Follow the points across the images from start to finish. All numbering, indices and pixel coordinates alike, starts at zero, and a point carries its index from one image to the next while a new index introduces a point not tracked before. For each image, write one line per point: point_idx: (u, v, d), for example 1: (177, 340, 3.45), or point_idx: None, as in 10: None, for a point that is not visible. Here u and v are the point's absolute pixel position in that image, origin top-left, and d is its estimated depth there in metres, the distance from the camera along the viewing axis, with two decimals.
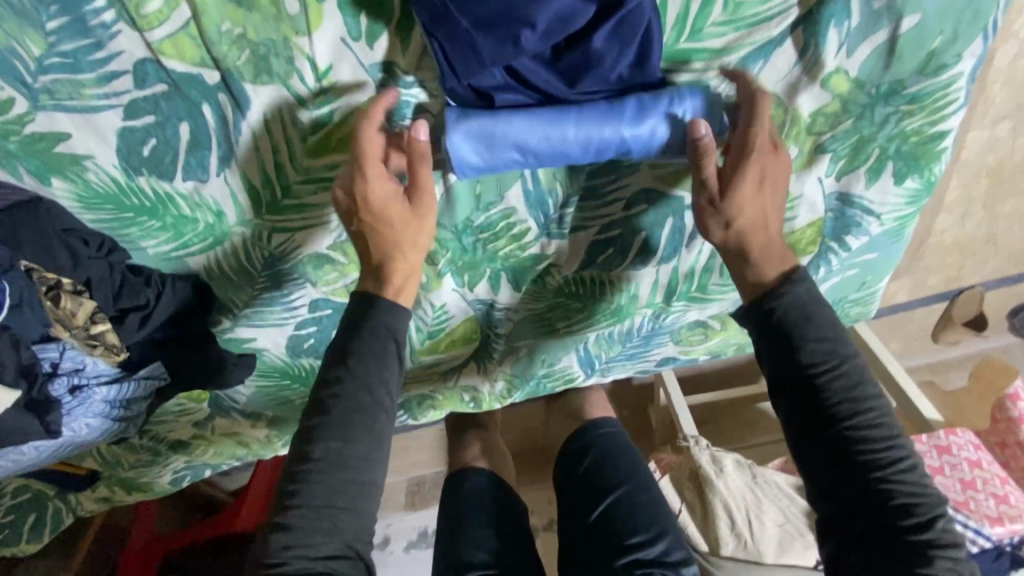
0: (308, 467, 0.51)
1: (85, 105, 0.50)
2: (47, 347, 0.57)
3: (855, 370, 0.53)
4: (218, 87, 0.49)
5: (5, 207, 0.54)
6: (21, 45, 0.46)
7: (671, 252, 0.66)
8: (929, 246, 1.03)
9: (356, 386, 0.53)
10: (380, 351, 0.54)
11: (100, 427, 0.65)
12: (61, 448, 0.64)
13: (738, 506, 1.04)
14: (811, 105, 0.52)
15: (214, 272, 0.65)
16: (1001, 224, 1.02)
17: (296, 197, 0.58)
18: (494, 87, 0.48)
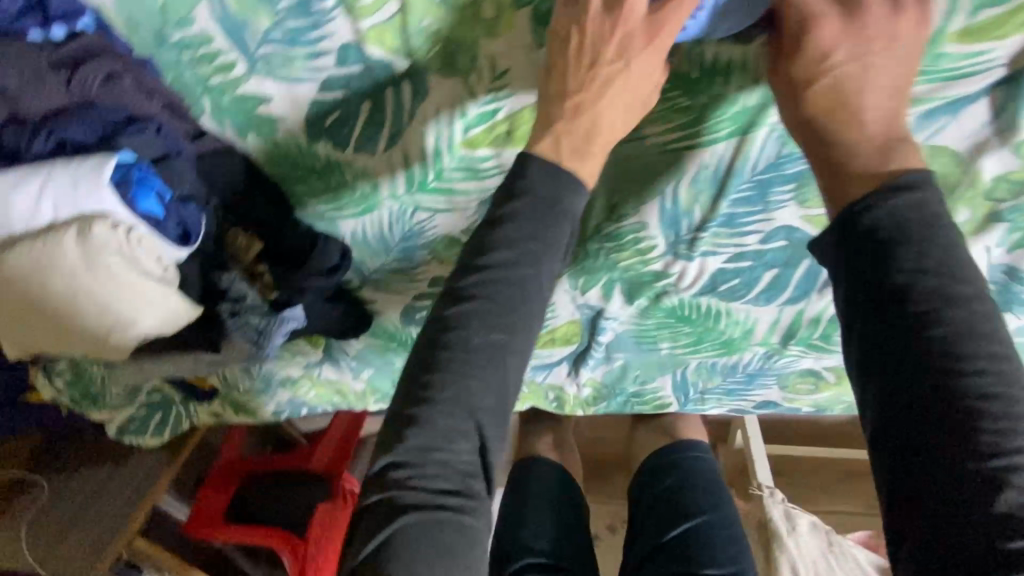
0: (448, 355, 0.46)
1: (292, 76, 0.58)
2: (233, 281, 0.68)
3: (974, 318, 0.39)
4: (404, 74, 0.54)
5: (208, 153, 0.63)
6: (254, 19, 0.54)
7: (800, 294, 0.64)
8: None
9: (519, 271, 0.47)
10: (555, 238, 0.48)
11: (245, 354, 0.72)
12: (213, 363, 0.73)
13: (808, 570, 0.98)
14: (995, 169, 0.49)
15: (357, 237, 0.72)
16: None
17: (445, 181, 0.63)
18: None
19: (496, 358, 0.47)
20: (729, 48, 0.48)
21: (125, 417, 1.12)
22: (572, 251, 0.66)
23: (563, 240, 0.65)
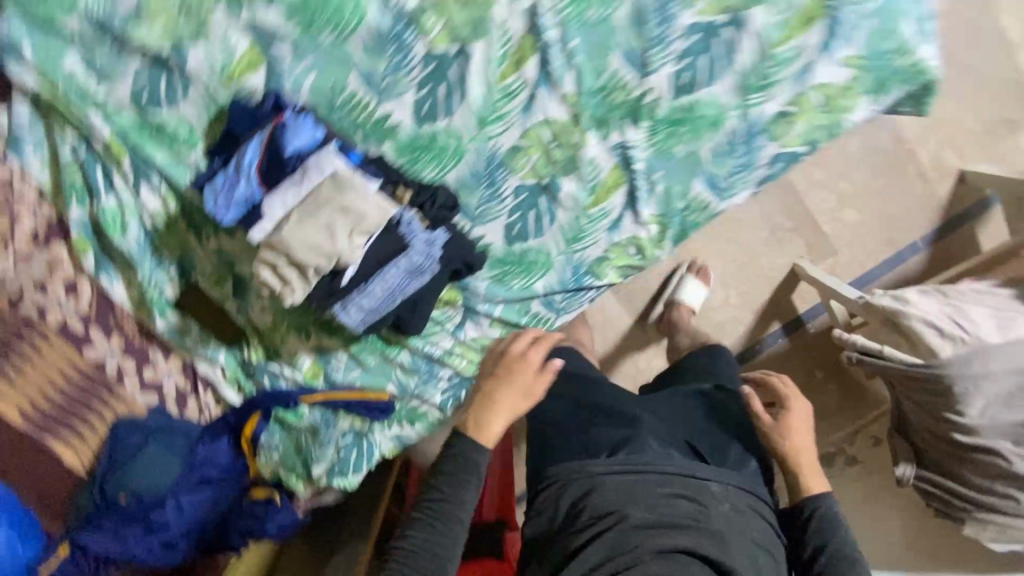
0: (423, 514, 0.87)
1: (399, 90, 1.04)
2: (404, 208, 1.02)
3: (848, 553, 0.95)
4: (456, 55, 1.01)
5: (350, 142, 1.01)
6: (375, 67, 1.02)
7: (727, 61, 0.99)
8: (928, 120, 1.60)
9: (449, 498, 0.87)
10: (466, 475, 0.88)
11: (400, 280, 1.01)
12: (386, 299, 1.02)
13: (938, 318, 1.14)
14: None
15: (459, 181, 1.10)
16: (993, 107, 1.58)
17: (497, 110, 1.06)
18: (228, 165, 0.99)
19: (460, 480, 0.87)
20: None
21: (331, 462, 1.30)
22: (585, 109, 1.05)
23: (576, 105, 1.04)
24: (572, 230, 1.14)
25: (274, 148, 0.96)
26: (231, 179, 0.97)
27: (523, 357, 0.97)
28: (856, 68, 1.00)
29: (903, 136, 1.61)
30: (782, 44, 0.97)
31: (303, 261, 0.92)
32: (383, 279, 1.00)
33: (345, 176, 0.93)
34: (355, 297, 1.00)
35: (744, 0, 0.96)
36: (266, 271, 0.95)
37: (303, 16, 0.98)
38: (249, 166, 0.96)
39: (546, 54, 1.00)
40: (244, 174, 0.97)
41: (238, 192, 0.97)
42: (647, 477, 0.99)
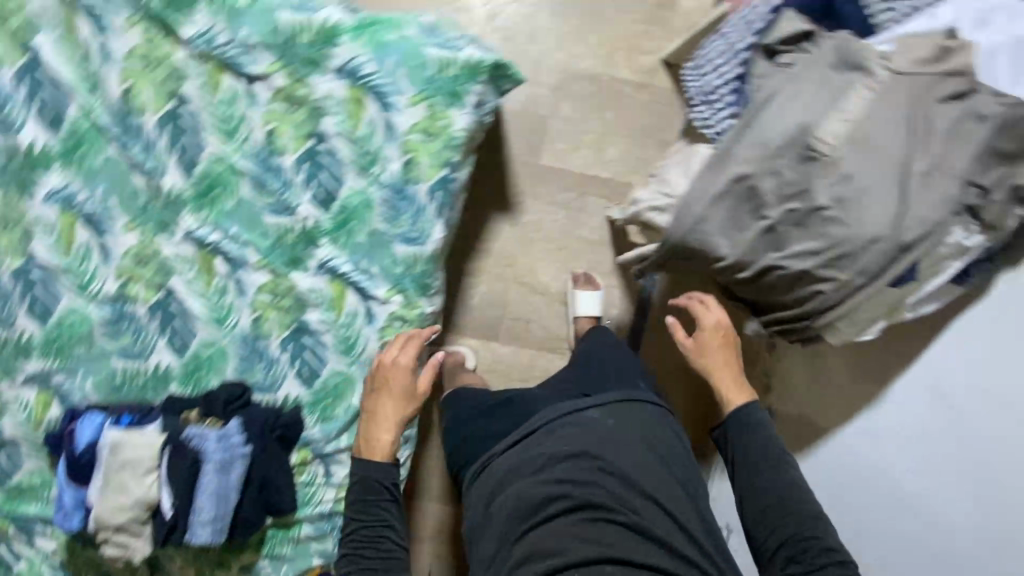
0: (366, 529, 1.05)
1: (151, 344, 1.26)
2: (193, 426, 1.18)
3: (765, 440, 1.04)
4: (166, 296, 1.24)
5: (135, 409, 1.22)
6: (124, 343, 1.25)
7: (336, 163, 1.20)
8: (603, 46, 1.73)
9: (378, 503, 1.07)
10: (374, 511, 1.06)
11: (217, 480, 1.16)
12: (218, 501, 1.17)
13: (652, 199, 1.20)
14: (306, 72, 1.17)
15: (240, 370, 1.29)
16: (643, 2, 1.72)
17: (222, 308, 1.26)
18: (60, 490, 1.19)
19: (368, 502, 1.07)
20: (198, 166, 1.19)
21: None
22: (276, 263, 1.24)
23: (268, 266, 1.24)
24: (343, 344, 1.29)
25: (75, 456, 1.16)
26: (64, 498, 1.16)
27: (394, 362, 1.18)
28: (423, 100, 1.18)
29: (596, 71, 1.75)
30: (357, 127, 1.18)
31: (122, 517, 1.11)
32: (204, 488, 1.16)
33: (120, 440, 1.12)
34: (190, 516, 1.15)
35: (310, 123, 1.18)
36: (113, 545, 1.14)
37: (56, 348, 1.24)
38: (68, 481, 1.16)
39: (220, 251, 1.23)
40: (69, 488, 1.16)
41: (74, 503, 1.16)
42: (570, 425, 1.08)
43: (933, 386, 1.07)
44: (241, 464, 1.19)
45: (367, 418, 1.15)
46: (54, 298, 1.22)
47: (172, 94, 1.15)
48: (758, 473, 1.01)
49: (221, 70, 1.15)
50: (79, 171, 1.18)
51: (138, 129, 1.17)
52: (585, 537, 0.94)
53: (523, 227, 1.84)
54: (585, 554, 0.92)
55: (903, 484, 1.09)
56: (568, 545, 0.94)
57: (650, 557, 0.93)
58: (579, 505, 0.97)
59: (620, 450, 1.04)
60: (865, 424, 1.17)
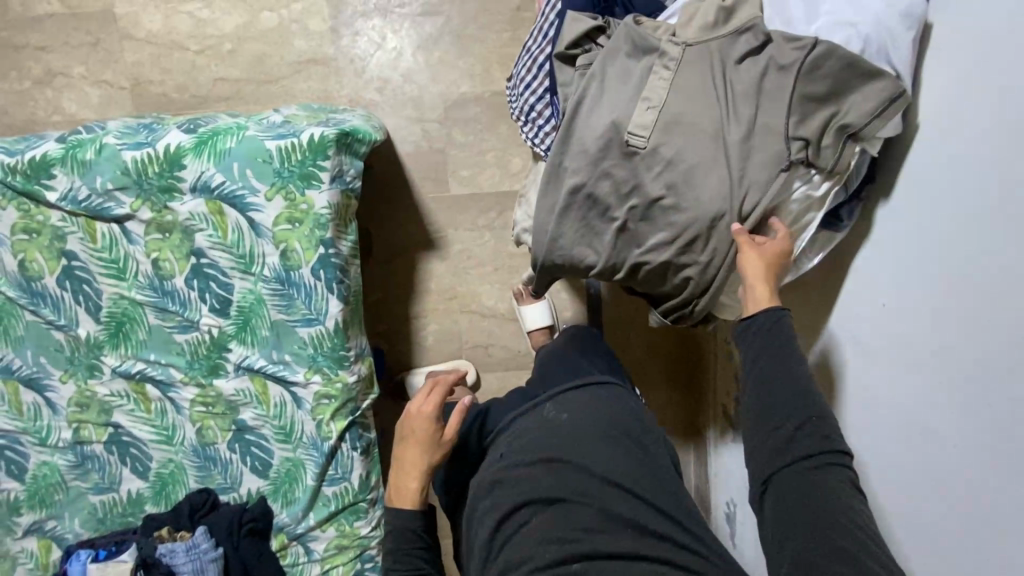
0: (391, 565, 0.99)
1: (117, 475, 1.37)
2: (162, 543, 1.29)
3: (769, 336, 0.89)
4: (116, 430, 1.34)
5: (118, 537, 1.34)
6: (94, 479, 1.37)
7: (222, 271, 1.26)
8: (477, 66, 1.73)
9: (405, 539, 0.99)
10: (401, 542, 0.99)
11: None
12: None
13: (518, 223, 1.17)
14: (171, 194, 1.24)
15: (200, 478, 1.37)
16: (503, 11, 1.70)
17: (166, 427, 1.35)
18: None
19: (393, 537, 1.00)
20: (105, 309, 1.28)
21: None
22: (199, 376, 1.32)
23: (193, 380, 1.32)
24: (282, 433, 1.35)
25: None
26: None
27: (413, 411, 1.02)
28: (280, 191, 1.23)
29: (478, 91, 1.74)
30: (229, 234, 1.24)
31: None
32: None
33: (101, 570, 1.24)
34: None
35: (188, 242, 1.25)
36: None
37: (39, 499, 1.37)
38: None
39: (147, 378, 1.31)
40: None
41: None
42: (541, 430, 1.13)
43: (859, 340, 0.99)
44: (215, 563, 1.30)
45: (405, 456, 1.00)
46: (23, 456, 1.35)
47: (61, 252, 1.25)
48: (766, 366, 0.87)
49: (96, 219, 1.24)
50: (8, 342, 1.30)
51: (43, 291, 1.27)
52: (571, 531, 0.97)
53: (455, 257, 1.84)
54: (569, 548, 0.95)
55: (878, 449, 0.96)
56: (554, 543, 0.96)
57: (640, 540, 0.94)
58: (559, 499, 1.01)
59: (593, 442, 1.08)
60: (832, 393, 1.08)
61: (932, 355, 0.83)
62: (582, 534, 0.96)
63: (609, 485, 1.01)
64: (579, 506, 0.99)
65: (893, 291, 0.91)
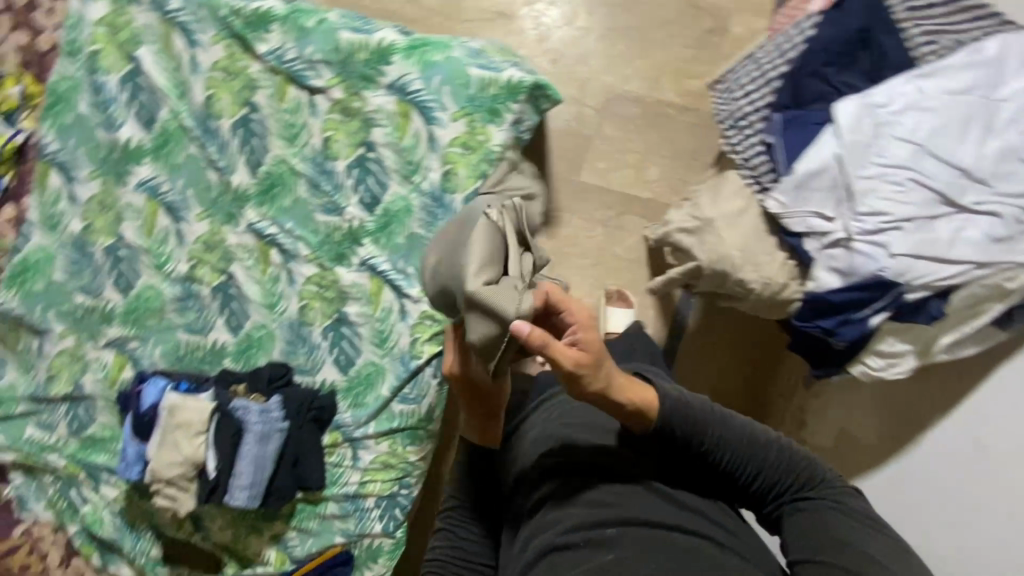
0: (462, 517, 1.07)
1: (211, 322, 1.41)
2: (239, 399, 1.30)
3: (717, 411, 0.98)
4: (228, 280, 1.39)
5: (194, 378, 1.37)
6: (189, 318, 1.41)
7: (385, 169, 1.31)
8: (652, 71, 1.77)
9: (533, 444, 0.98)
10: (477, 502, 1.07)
11: (257, 450, 1.27)
12: (256, 470, 1.28)
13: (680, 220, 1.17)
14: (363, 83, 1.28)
15: (285, 352, 1.41)
16: (694, 29, 1.75)
17: (275, 294, 1.39)
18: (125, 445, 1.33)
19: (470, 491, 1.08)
20: (265, 167, 1.33)
21: None
22: (324, 258, 1.36)
23: (318, 260, 1.36)
24: (377, 337, 1.38)
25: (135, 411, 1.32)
26: (128, 451, 1.32)
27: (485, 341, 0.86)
28: (465, 117, 1.27)
29: (643, 94, 1.77)
30: (405, 138, 1.29)
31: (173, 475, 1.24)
32: (245, 455, 1.27)
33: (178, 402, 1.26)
34: (233, 480, 1.27)
35: (364, 132, 1.30)
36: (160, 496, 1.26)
37: (134, 318, 1.42)
38: (131, 438, 1.32)
39: (277, 243, 1.36)
40: (134, 443, 1.32)
41: (136, 458, 1.31)
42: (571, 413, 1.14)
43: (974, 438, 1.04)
44: (278, 436, 1.30)
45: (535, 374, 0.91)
46: (136, 274, 1.40)
47: (246, 101, 1.31)
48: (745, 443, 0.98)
49: (290, 82, 1.29)
50: (165, 166, 1.35)
51: (216, 130, 1.33)
52: (600, 499, 0.97)
53: (560, 240, 1.85)
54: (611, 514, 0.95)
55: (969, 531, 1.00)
56: (587, 511, 0.97)
57: (677, 514, 0.95)
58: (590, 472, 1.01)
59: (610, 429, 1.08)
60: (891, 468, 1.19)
61: (993, 497, 0.98)
62: (618, 503, 0.96)
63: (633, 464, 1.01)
64: (612, 477, 1.00)
65: (982, 429, 1.03)
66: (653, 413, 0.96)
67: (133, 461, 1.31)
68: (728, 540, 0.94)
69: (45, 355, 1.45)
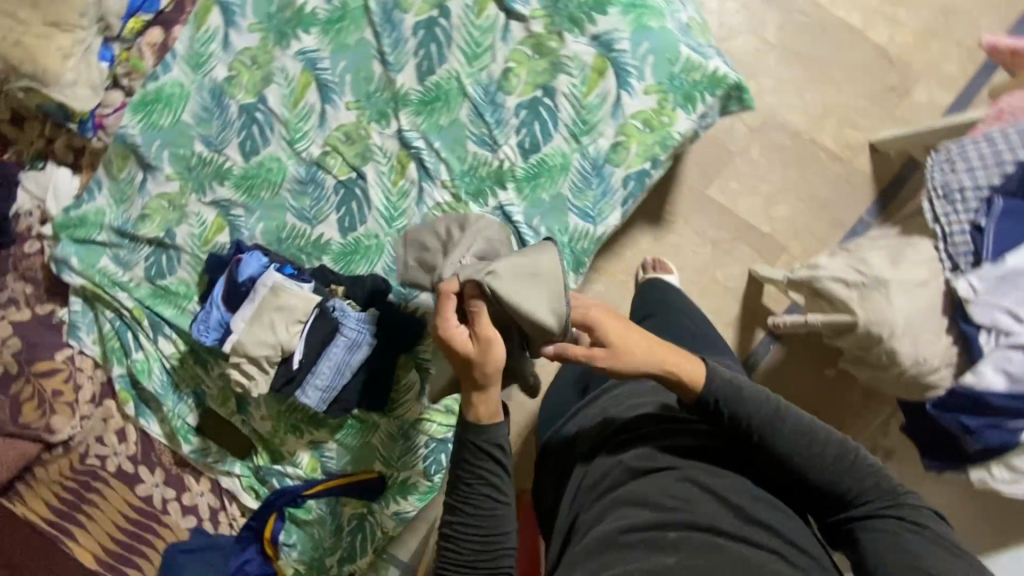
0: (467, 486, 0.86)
1: (324, 214, 1.35)
2: (336, 299, 1.27)
3: (758, 401, 0.80)
4: (356, 178, 1.32)
5: (294, 265, 1.32)
6: (302, 203, 1.35)
7: (558, 120, 1.25)
8: (816, 110, 1.71)
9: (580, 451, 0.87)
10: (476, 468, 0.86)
11: (342, 354, 1.25)
12: (336, 374, 1.26)
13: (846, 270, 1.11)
14: (567, 26, 1.20)
15: (389, 267, 1.34)
16: (873, 82, 1.69)
17: (399, 208, 1.33)
18: (207, 308, 1.29)
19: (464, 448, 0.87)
20: (435, 78, 1.26)
21: (343, 547, 1.47)
22: (461, 188, 1.30)
23: (454, 188, 1.30)
24: None
25: (231, 278, 1.28)
26: (211, 315, 1.29)
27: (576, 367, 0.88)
28: (659, 93, 1.21)
29: (799, 129, 1.72)
30: (590, 94, 1.22)
31: (256, 354, 1.21)
32: (331, 355, 1.25)
33: (282, 284, 1.23)
34: (312, 377, 1.24)
35: (549, 75, 1.23)
36: (237, 371, 1.24)
37: (247, 184, 1.35)
38: (218, 303, 1.28)
39: (419, 158, 1.29)
40: (220, 309, 1.28)
41: (219, 325, 1.28)
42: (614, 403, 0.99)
43: None
44: (364, 347, 1.27)
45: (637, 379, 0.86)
46: (263, 141, 1.33)
47: (439, 4, 1.23)
48: (815, 442, 0.78)
49: (492, 0, 1.22)
50: (332, 41, 1.28)
51: (398, 24, 1.25)
52: (653, 494, 0.80)
53: (664, 246, 1.77)
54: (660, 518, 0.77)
55: None
56: (633, 508, 0.80)
57: (744, 525, 0.76)
58: (643, 464, 0.84)
59: (656, 421, 0.91)
60: None
61: None
62: (673, 503, 0.79)
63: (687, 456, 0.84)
64: (663, 470, 0.83)
65: None
66: (697, 391, 0.82)
67: (215, 327, 1.28)
68: (809, 564, 0.75)
69: (144, 193, 1.39)
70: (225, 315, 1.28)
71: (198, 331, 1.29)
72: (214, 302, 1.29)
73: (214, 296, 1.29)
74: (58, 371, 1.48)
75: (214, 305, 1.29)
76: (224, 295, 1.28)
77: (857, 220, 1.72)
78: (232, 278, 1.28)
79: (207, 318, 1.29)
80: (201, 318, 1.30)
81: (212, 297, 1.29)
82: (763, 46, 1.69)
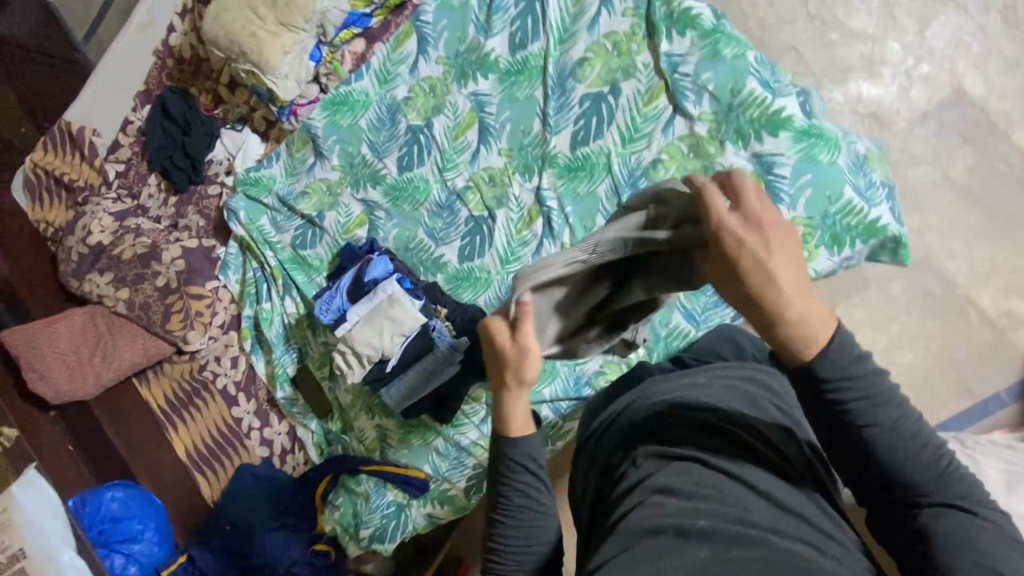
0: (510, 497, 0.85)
1: (449, 238, 1.46)
2: (437, 321, 1.40)
3: (863, 382, 0.65)
4: (486, 217, 1.42)
5: (413, 277, 1.46)
6: (434, 224, 1.47)
7: None
8: (981, 267, 1.54)
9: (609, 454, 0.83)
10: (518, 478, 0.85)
11: (426, 371, 1.38)
12: (416, 385, 1.39)
13: None
14: (729, 137, 1.21)
15: (491, 302, 1.41)
16: None
17: (516, 255, 1.38)
18: (330, 292, 1.46)
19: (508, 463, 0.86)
20: (587, 149, 1.31)
21: (376, 526, 1.60)
22: None
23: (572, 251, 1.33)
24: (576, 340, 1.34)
25: (358, 274, 1.45)
26: (331, 298, 1.46)
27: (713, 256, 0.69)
28: (805, 225, 1.15)
29: (956, 279, 1.55)
30: None
31: (360, 348, 1.39)
32: (416, 368, 1.39)
33: (395, 296, 1.38)
34: (396, 381, 1.40)
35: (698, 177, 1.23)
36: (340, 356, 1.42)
37: (395, 194, 1.50)
38: (340, 291, 1.45)
39: (548, 215, 1.35)
40: (340, 296, 1.45)
41: (335, 308, 1.45)
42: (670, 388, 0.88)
43: None
44: (447, 370, 1.38)
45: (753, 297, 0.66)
46: (419, 161, 1.47)
47: (612, 82, 1.29)
48: (904, 431, 0.65)
49: (665, 92, 1.25)
50: (505, 90, 1.38)
51: (569, 90, 1.32)
52: (683, 484, 0.71)
53: None
54: (691, 507, 0.68)
55: None
56: (660, 492, 0.71)
57: (781, 521, 0.66)
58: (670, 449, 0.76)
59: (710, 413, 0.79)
60: None
61: None
62: (705, 493, 0.70)
63: (741, 456, 0.73)
64: (695, 463, 0.74)
65: None
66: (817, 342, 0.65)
67: (330, 309, 1.44)
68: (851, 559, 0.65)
69: (310, 174, 1.59)
70: (341, 303, 1.45)
71: (319, 308, 1.46)
72: (336, 288, 1.46)
73: (339, 283, 1.46)
74: (205, 297, 1.75)
75: (336, 290, 1.46)
76: (347, 285, 1.46)
77: (989, 394, 1.52)
78: (357, 274, 1.45)
79: (327, 299, 1.45)
80: (322, 297, 1.47)
81: (337, 284, 1.46)
82: (941, 184, 1.55)
